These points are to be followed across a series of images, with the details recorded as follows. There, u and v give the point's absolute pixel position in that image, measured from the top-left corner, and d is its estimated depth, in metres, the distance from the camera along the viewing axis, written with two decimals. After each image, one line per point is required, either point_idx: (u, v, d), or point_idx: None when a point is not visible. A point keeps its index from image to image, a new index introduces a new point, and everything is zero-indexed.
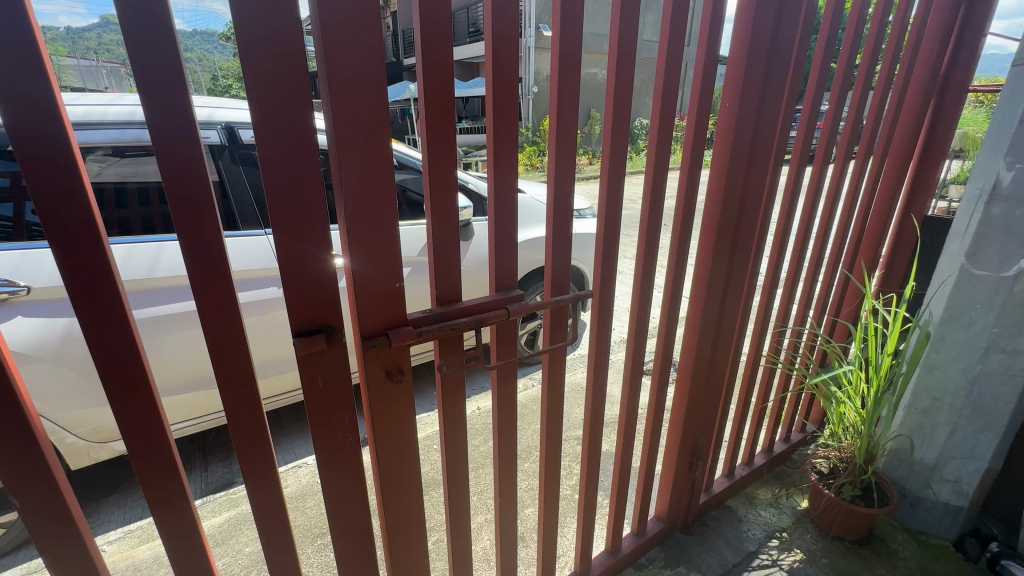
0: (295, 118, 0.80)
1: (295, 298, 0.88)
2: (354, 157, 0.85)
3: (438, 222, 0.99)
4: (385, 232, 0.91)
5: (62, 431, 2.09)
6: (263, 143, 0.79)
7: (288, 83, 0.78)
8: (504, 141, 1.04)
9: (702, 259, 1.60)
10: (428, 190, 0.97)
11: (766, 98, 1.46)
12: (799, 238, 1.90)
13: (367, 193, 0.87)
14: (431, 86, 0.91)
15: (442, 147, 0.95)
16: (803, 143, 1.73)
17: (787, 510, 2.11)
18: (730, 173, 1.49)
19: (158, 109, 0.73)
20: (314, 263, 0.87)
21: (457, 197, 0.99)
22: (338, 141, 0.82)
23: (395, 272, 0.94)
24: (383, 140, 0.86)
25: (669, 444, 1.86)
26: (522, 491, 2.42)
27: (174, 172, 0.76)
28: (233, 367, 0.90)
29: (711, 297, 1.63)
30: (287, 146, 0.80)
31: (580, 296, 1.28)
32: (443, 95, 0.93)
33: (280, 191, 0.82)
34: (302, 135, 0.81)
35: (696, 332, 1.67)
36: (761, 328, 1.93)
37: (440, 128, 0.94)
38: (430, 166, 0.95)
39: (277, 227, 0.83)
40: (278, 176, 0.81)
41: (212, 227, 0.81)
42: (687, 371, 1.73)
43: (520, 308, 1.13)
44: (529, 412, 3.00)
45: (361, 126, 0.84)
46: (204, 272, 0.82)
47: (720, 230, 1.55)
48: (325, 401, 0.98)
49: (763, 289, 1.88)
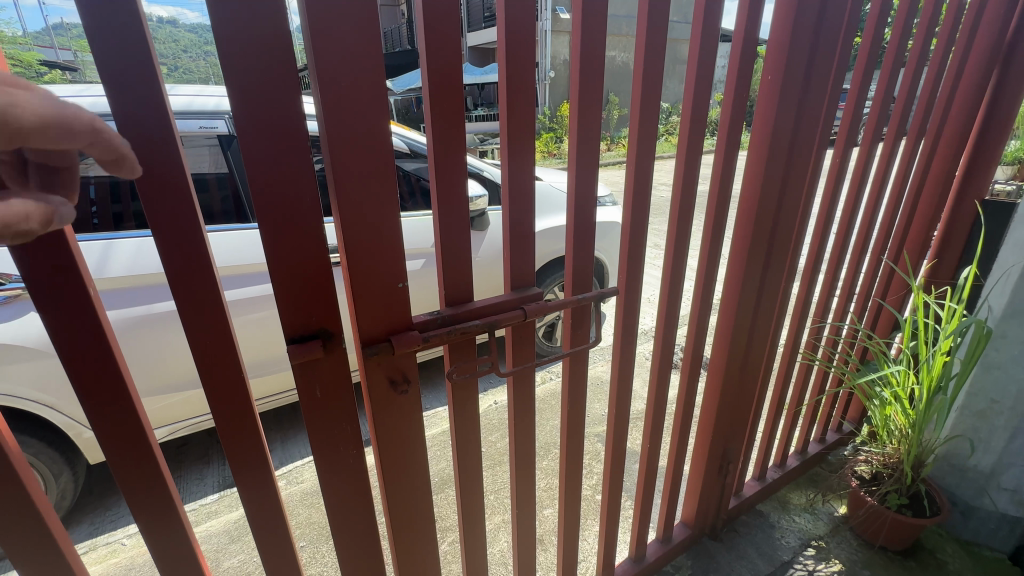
0: (280, 104, 0.70)
1: (287, 303, 0.79)
2: (349, 149, 0.74)
3: (446, 218, 0.88)
4: (384, 227, 0.81)
5: (79, 427, 2.08)
6: (244, 129, 0.69)
7: (274, 62, 0.68)
8: (520, 121, 0.93)
9: (736, 250, 1.47)
10: (434, 182, 0.86)
11: (813, 71, 1.31)
12: (842, 228, 1.74)
13: (365, 187, 0.77)
14: (437, 68, 0.79)
15: (449, 134, 0.84)
16: (851, 120, 1.56)
17: (824, 516, 1.98)
18: (770, 156, 1.35)
19: (124, 94, 0.63)
20: (307, 262, 0.78)
21: (467, 186, 0.89)
22: (331, 128, 0.72)
23: (399, 273, 0.85)
24: (381, 124, 0.76)
25: (698, 449, 1.74)
26: (541, 491, 2.34)
27: (146, 166, 0.67)
28: (225, 374, 0.82)
29: (746, 292, 1.50)
30: (271, 134, 0.70)
31: (604, 294, 1.16)
32: (450, 79, 0.81)
33: (266, 185, 0.72)
34: (289, 120, 0.71)
35: (729, 328, 1.55)
36: (798, 325, 1.79)
37: (447, 109, 0.83)
38: (435, 152, 0.84)
39: (264, 226, 0.74)
40: (262, 168, 0.71)
41: (193, 223, 0.72)
42: (718, 372, 1.61)
43: (539, 308, 1.02)
44: (548, 408, 2.91)
45: (355, 113, 0.73)
46: (186, 274, 0.74)
47: (757, 219, 1.41)
48: (326, 412, 0.90)
49: (802, 283, 1.73)
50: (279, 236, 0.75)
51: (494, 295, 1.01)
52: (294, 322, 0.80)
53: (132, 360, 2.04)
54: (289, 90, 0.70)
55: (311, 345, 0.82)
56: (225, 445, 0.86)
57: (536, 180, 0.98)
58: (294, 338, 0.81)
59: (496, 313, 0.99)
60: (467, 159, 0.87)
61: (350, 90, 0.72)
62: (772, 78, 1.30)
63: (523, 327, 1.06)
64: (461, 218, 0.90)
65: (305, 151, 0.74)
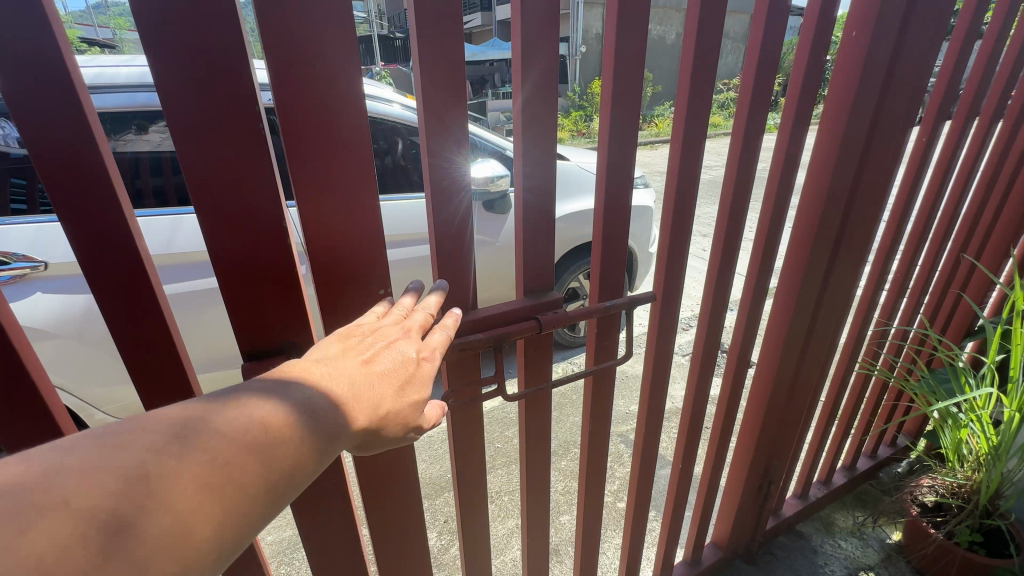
0: (218, 64, 0.53)
1: (241, 319, 0.65)
2: (317, 145, 0.62)
3: (440, 217, 0.78)
4: (359, 231, 0.69)
5: (90, 408, 2.02)
6: (171, 95, 0.52)
7: (211, 16, 0.51)
8: (536, 109, 0.80)
9: (796, 244, 1.25)
10: (428, 178, 0.76)
11: (912, 24, 1.06)
12: (919, 220, 1.50)
13: (338, 189, 0.65)
14: (430, 45, 0.69)
15: (443, 122, 0.74)
16: (944, 91, 1.30)
17: (874, 543, 1.78)
18: (846, 136, 1.12)
19: (21, 73, 0.49)
20: (266, 275, 0.64)
21: (464, 184, 0.79)
22: (287, 107, 0.59)
23: (380, 276, 0.74)
24: (353, 114, 0.62)
25: (735, 465, 1.56)
26: (557, 494, 2.20)
27: (59, 161, 0.53)
28: (172, 387, 0.70)
29: (805, 293, 1.28)
30: (208, 103, 0.54)
31: (637, 300, 0.98)
32: (445, 51, 0.71)
33: (204, 168, 0.56)
34: (234, 87, 0.54)
35: (780, 336, 1.34)
36: (860, 330, 1.57)
37: (443, 95, 0.72)
38: (428, 145, 0.74)
39: (207, 221, 0.59)
40: (195, 145, 0.55)
41: (122, 228, 0.58)
42: (765, 383, 1.41)
43: (557, 317, 0.90)
44: (569, 403, 2.75)
45: (322, 91, 0.60)
46: (117, 285, 0.61)
47: (826, 207, 1.18)
48: None
49: (867, 283, 1.50)
50: (227, 233, 0.60)
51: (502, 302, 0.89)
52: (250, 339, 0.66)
53: None
54: (237, 46, 0.53)
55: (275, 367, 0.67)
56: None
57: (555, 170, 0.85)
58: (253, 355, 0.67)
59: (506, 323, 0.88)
60: (469, 150, 0.78)
61: (314, 55, 0.58)
62: (859, 32, 1.05)
63: (540, 341, 0.93)
64: (458, 217, 0.80)
65: (254, 126, 0.57)
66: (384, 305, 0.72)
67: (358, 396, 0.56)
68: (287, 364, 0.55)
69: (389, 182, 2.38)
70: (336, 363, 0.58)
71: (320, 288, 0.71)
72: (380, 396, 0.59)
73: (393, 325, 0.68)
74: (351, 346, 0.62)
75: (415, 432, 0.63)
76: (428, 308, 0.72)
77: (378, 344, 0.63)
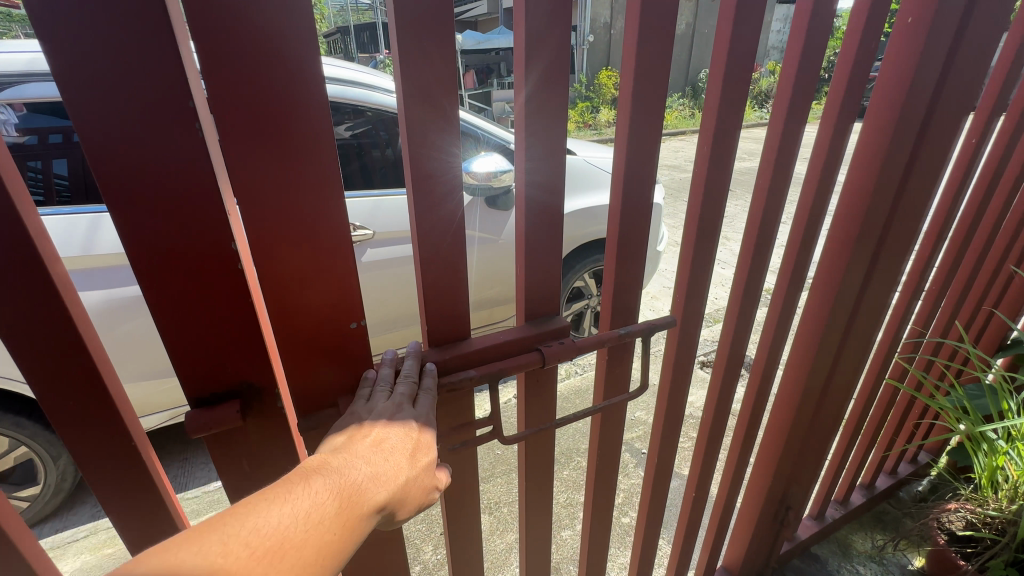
0: (149, 64, 0.46)
1: (189, 361, 0.59)
2: (272, 163, 0.57)
3: (424, 225, 0.80)
4: (323, 251, 0.64)
5: None
6: (87, 100, 0.45)
7: None
8: (543, 112, 0.83)
9: (828, 253, 1.14)
10: (412, 183, 0.77)
11: (979, 9, 0.92)
12: (961, 227, 1.37)
13: (300, 208, 0.61)
14: (408, 62, 0.70)
15: (424, 135, 0.75)
16: (1000, 86, 1.16)
17: (894, 569, 1.69)
18: (894, 139, 0.99)
19: None
20: (214, 311, 0.58)
21: (450, 193, 0.80)
22: (232, 125, 0.54)
23: (350, 302, 0.69)
24: (311, 128, 0.57)
25: (753, 485, 1.46)
26: (559, 507, 2.11)
27: None
28: (100, 430, 0.60)
29: (837, 312, 1.17)
30: (136, 109, 0.47)
31: (652, 327, 1.08)
32: (432, 70, 0.72)
33: (128, 187, 0.49)
34: (168, 91, 0.47)
35: (807, 355, 1.23)
36: (890, 346, 1.46)
37: (422, 112, 0.74)
38: (411, 158, 0.75)
39: (135, 247, 0.52)
40: (118, 160, 0.48)
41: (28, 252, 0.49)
42: (787, 405, 1.31)
43: (561, 349, 0.98)
44: (573, 408, 2.64)
45: (277, 105, 0.55)
46: (31, 325, 0.52)
47: (867, 216, 1.06)
48: (237, 461, 0.69)
49: (902, 295, 1.38)
50: (162, 261, 0.53)
51: (505, 330, 0.97)
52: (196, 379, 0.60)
53: (117, 348, 1.78)
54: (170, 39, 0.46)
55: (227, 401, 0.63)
56: (106, 505, 0.66)
57: (554, 174, 0.89)
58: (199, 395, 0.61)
59: (509, 354, 0.96)
60: (458, 153, 0.78)
61: (263, 60, 0.53)
62: (916, 17, 0.91)
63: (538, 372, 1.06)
64: (443, 221, 0.81)
65: (194, 135, 0.50)
66: (367, 385, 0.72)
67: (376, 475, 0.59)
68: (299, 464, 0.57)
69: (389, 176, 2.26)
70: (346, 450, 0.60)
71: (278, 317, 0.65)
72: (395, 467, 0.61)
73: (382, 403, 0.68)
74: (353, 430, 0.63)
75: (433, 492, 0.67)
76: (410, 376, 0.73)
77: (378, 423, 0.65)
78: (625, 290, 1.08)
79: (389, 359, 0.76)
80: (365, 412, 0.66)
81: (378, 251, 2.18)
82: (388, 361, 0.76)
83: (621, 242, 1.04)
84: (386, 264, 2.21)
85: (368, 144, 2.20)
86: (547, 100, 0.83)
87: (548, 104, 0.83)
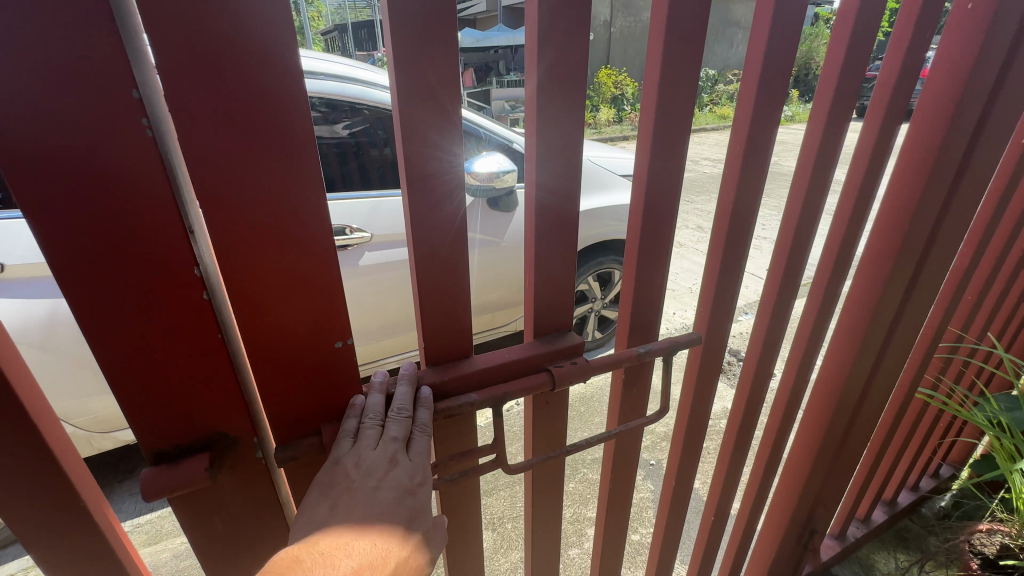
0: (96, 75, 0.42)
1: (153, 404, 0.54)
2: (243, 180, 0.52)
3: (420, 229, 0.71)
4: (305, 271, 0.59)
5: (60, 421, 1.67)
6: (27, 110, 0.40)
7: None
8: (557, 110, 0.74)
9: (867, 260, 1.05)
10: (408, 186, 0.68)
11: None
12: (1003, 232, 1.28)
13: (278, 225, 0.56)
14: (402, 54, 0.61)
15: (421, 135, 0.65)
16: None
17: None
18: (950, 138, 0.90)
19: None
20: (178, 348, 0.53)
21: (452, 198, 0.71)
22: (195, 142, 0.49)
23: (335, 324, 0.64)
24: (286, 137, 0.52)
25: (776, 505, 1.37)
26: (568, 523, 2.02)
27: None
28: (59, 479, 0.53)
29: (875, 325, 1.08)
30: (75, 107, 0.42)
31: (674, 346, 1.00)
32: (431, 64, 0.63)
33: (64, 209, 0.44)
34: (108, 83, 0.43)
35: (841, 371, 1.15)
36: (923, 359, 1.37)
37: (421, 110, 0.64)
38: (409, 159, 0.66)
39: (75, 284, 0.47)
40: (53, 176, 0.43)
41: None
42: (817, 424, 1.22)
43: (572, 370, 0.89)
44: (579, 417, 2.54)
45: (246, 116, 0.50)
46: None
47: (913, 222, 0.97)
48: (213, 511, 0.64)
49: (938, 305, 1.29)
50: (107, 291, 0.48)
51: (511, 348, 0.88)
52: (155, 415, 0.55)
53: (90, 362, 1.66)
54: (109, 23, 0.41)
55: (195, 437, 0.58)
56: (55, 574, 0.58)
57: (569, 177, 0.80)
58: (154, 436, 0.56)
59: (515, 374, 0.87)
60: (461, 151, 0.69)
61: (230, 56, 0.48)
62: (979, 2, 0.82)
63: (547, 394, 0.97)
64: (443, 228, 0.72)
65: (141, 135, 0.45)
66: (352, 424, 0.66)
67: (362, 567, 0.57)
68: (272, 561, 0.54)
69: (387, 175, 2.16)
70: (329, 537, 0.58)
71: (253, 341, 0.60)
72: (387, 548, 0.59)
73: (372, 452, 0.64)
74: (339, 499, 0.60)
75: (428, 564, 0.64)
76: (404, 411, 0.68)
77: (367, 483, 0.61)
78: (648, 303, 1.00)
79: (379, 384, 0.70)
80: (352, 464, 0.62)
81: (375, 255, 2.09)
82: (379, 385, 0.70)
83: (641, 248, 0.94)
84: (385, 268, 2.12)
85: (366, 142, 2.11)
86: (559, 92, 0.73)
87: (560, 98, 0.74)
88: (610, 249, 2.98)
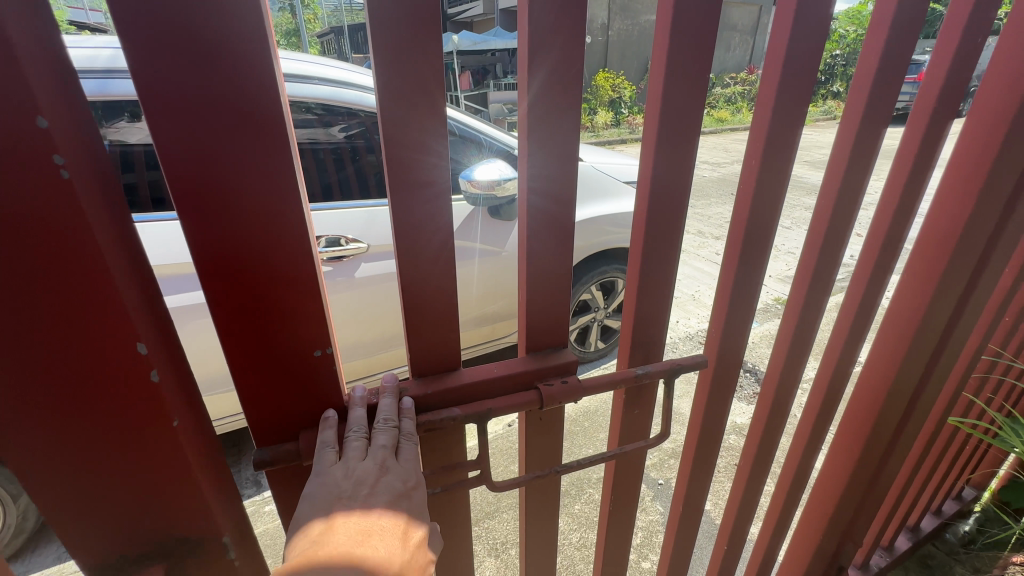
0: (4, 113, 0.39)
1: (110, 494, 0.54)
2: (226, 197, 0.52)
3: (405, 243, 0.62)
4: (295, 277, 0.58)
5: None
6: None
7: None
8: (552, 116, 0.66)
9: (911, 276, 0.98)
10: (392, 195, 0.59)
11: None
12: None
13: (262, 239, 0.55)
14: (384, 53, 0.53)
15: (406, 142, 0.57)
16: None
17: None
18: (1011, 152, 0.83)
19: None
20: (135, 441, 0.52)
21: (440, 206, 0.62)
22: (182, 162, 0.49)
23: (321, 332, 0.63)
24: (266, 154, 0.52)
25: (801, 537, 1.29)
26: (573, 549, 1.93)
27: None
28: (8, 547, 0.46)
29: (917, 349, 1.01)
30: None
31: (676, 368, 0.91)
32: (421, 66, 0.55)
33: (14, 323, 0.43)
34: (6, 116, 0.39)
35: (879, 397, 1.07)
36: (960, 383, 1.30)
37: (407, 111, 0.56)
38: (392, 162, 0.57)
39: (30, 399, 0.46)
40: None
41: None
42: (851, 452, 1.15)
43: (563, 389, 0.79)
44: (582, 433, 2.45)
45: (229, 138, 0.50)
46: None
47: (965, 241, 0.90)
48: None
49: (979, 324, 1.21)
50: (46, 386, 0.46)
51: (498, 363, 0.78)
52: (93, 512, 0.53)
53: None
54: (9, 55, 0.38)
55: (141, 540, 0.57)
56: None
57: (568, 186, 0.71)
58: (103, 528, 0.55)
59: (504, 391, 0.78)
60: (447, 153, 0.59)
61: (222, 75, 0.47)
62: None
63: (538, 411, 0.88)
64: (435, 247, 0.65)
65: (55, 174, 0.41)
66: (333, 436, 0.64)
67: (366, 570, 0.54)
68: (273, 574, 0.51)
69: None
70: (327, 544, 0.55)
71: (239, 355, 0.60)
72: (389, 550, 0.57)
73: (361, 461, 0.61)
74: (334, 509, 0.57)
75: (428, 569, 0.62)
76: (389, 420, 0.65)
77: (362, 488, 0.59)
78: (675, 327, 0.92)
79: (359, 397, 0.67)
80: (341, 474, 0.60)
81: (372, 266, 1.99)
82: (360, 399, 0.67)
83: (663, 263, 0.86)
84: (383, 280, 2.02)
85: (363, 147, 2.01)
86: (558, 100, 0.65)
87: (558, 106, 0.65)
88: (614, 258, 2.89)
